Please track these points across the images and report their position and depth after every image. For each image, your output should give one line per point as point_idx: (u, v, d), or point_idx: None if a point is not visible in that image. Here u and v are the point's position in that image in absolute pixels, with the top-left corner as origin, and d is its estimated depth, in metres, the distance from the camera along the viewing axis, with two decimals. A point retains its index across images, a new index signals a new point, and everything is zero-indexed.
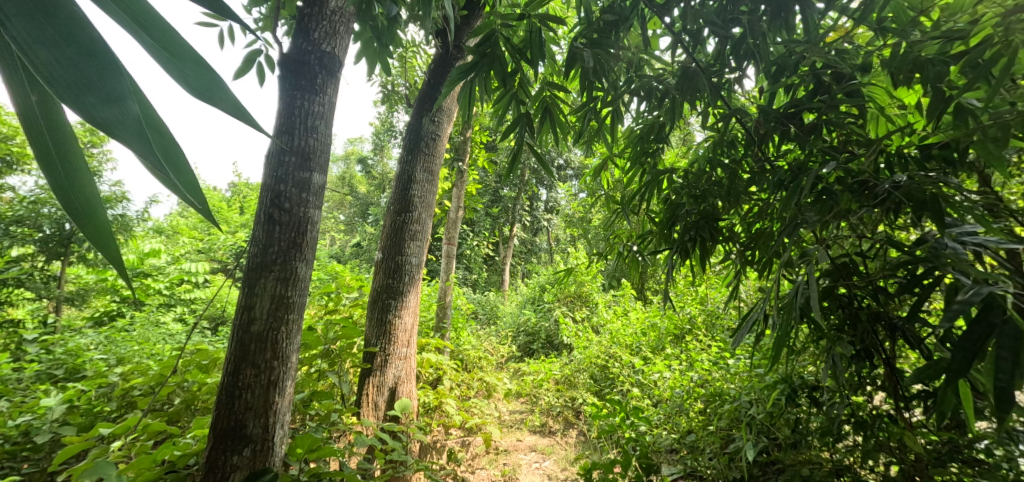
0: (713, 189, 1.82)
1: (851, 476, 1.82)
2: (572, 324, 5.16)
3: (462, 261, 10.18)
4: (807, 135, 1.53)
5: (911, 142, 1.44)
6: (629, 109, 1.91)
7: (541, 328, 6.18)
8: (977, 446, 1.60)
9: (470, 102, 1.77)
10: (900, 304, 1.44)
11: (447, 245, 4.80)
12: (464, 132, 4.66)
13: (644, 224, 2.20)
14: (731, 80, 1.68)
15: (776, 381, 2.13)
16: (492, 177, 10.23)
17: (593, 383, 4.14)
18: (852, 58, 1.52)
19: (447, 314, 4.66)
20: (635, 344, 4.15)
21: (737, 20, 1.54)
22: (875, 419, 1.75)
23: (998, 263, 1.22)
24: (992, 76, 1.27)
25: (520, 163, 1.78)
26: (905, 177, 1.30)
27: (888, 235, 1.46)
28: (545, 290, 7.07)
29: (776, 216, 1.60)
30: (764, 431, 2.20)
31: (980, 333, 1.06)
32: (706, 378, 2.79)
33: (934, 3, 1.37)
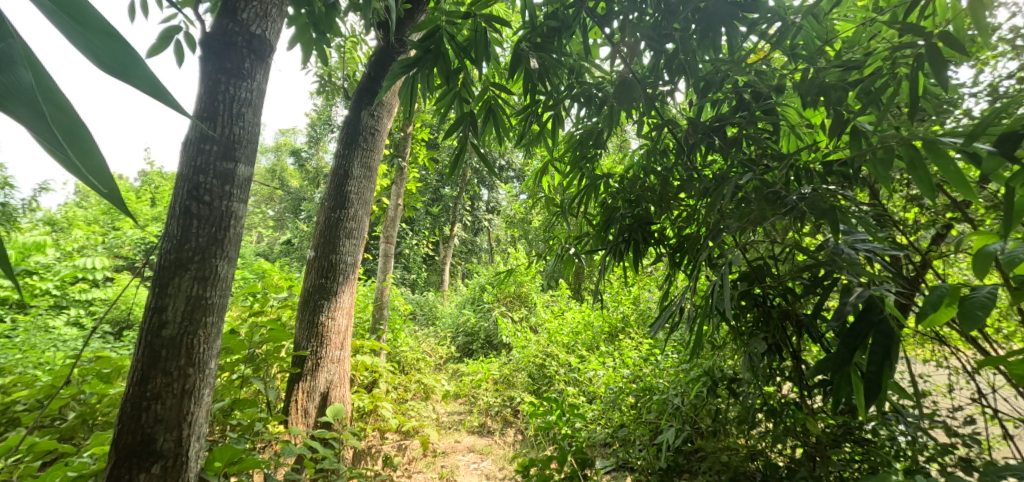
0: (645, 193, 1.91)
1: (763, 460, 1.98)
2: (510, 324, 5.22)
3: (400, 260, 9.99)
4: (729, 148, 1.65)
5: (818, 158, 1.59)
6: (569, 114, 1.95)
7: (480, 328, 6.19)
8: (867, 429, 1.79)
9: (411, 99, 1.74)
10: (805, 303, 1.58)
11: (384, 244, 4.69)
12: (405, 129, 4.58)
13: (581, 225, 2.26)
14: (664, 92, 1.77)
15: (699, 375, 2.27)
16: (433, 175, 10.10)
17: (531, 382, 4.20)
18: (769, 79, 1.65)
19: (384, 315, 4.56)
20: (572, 343, 4.25)
21: (671, 36, 1.63)
22: (783, 407, 1.88)
23: (884, 267, 1.36)
24: (882, 103, 1.42)
25: (463, 163, 1.78)
26: (811, 189, 1.43)
27: (796, 240, 1.59)
28: (484, 291, 7.09)
29: (702, 222, 1.70)
30: (688, 420, 2.34)
31: (871, 329, 1.17)
32: (638, 374, 2.91)
33: (837, 35, 1.52)
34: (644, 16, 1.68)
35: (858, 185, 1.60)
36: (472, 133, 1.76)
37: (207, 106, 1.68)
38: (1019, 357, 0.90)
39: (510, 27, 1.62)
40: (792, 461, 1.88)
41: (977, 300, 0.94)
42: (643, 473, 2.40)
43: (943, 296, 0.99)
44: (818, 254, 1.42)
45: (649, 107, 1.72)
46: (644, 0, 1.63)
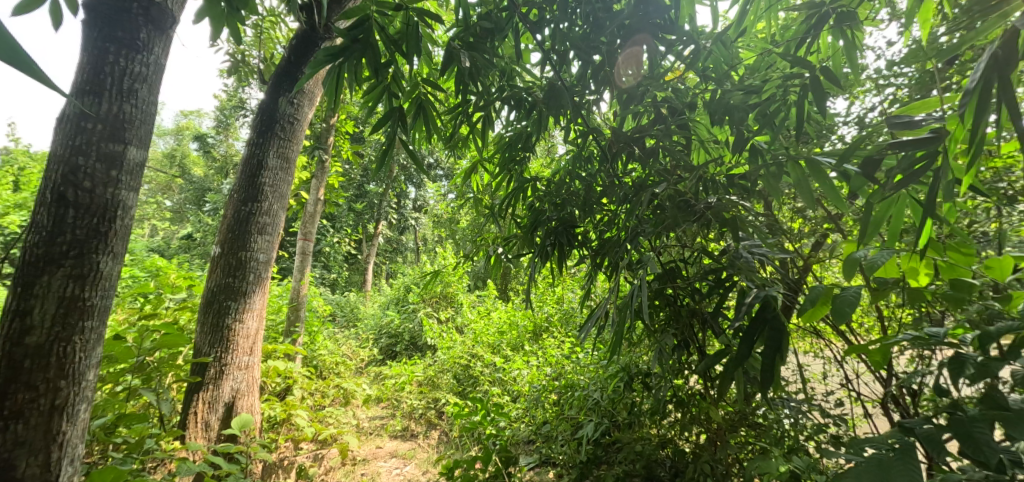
0: (570, 198, 1.98)
1: (672, 447, 2.19)
2: (436, 325, 5.17)
3: (319, 259, 9.53)
4: (648, 158, 1.75)
5: (722, 171, 1.74)
6: (499, 117, 1.98)
7: (405, 330, 6.07)
8: (760, 415, 1.98)
9: (336, 91, 1.68)
10: (710, 302, 1.71)
11: (302, 241, 4.47)
12: (328, 120, 4.39)
13: (509, 227, 2.29)
14: (590, 101, 1.85)
15: (616, 371, 2.38)
16: (357, 170, 9.75)
17: (456, 383, 4.19)
18: (683, 97, 1.77)
19: (300, 317, 4.34)
20: (497, 343, 4.29)
21: (598, 48, 1.70)
22: (690, 398, 2.02)
23: (774, 269, 1.51)
24: (777, 125, 1.58)
25: (390, 159, 1.74)
26: (716, 199, 1.55)
27: (703, 245, 1.72)
28: (409, 291, 6.96)
29: (622, 226, 1.80)
30: (606, 413, 2.44)
31: (765, 325, 1.29)
32: (560, 372, 3.00)
33: (742, 61, 1.66)
34: (574, 26, 1.74)
35: (755, 197, 1.77)
36: (401, 129, 1.72)
37: (90, 78, 1.53)
38: (877, 346, 1.03)
39: (443, 24, 1.62)
40: (698, 447, 2.06)
41: (846, 297, 1.07)
42: (566, 467, 2.50)
43: (819, 295, 1.12)
44: (721, 258, 1.55)
45: (576, 114, 1.78)
46: (574, 11, 1.69)
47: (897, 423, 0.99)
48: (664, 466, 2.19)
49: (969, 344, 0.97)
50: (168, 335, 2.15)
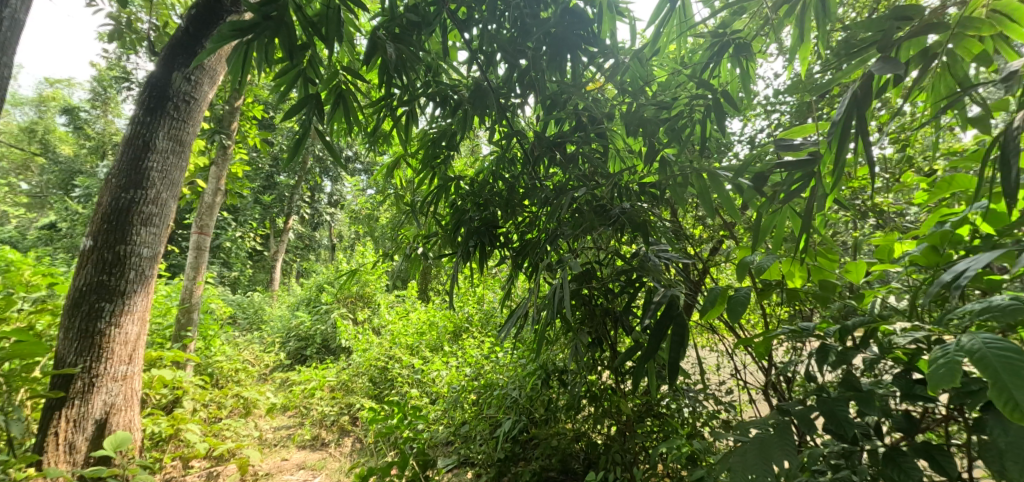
0: (494, 199, 2.00)
1: (585, 440, 2.33)
2: (351, 327, 4.99)
3: (219, 255, 8.78)
4: (568, 164, 1.83)
5: (635, 179, 1.85)
6: (423, 113, 1.95)
7: (316, 332, 5.77)
8: (664, 405, 2.13)
9: (244, 71, 1.55)
10: (622, 301, 1.81)
11: (197, 234, 4.08)
12: (233, 103, 4.06)
13: (429, 225, 2.23)
14: (515, 104, 1.88)
15: (534, 369, 2.43)
16: (265, 160, 9.11)
17: (372, 387, 4.06)
18: (602, 107, 1.87)
19: (193, 320, 3.98)
20: (415, 344, 4.22)
21: (524, 53, 1.74)
22: (603, 392, 2.13)
23: (678, 272, 1.64)
24: (684, 139, 1.72)
25: (304, 149, 1.64)
26: (630, 205, 1.66)
27: (617, 248, 1.82)
28: (322, 291, 6.64)
29: (541, 228, 1.87)
30: (524, 411, 2.48)
31: (671, 321, 1.38)
32: (478, 372, 3.00)
33: (655, 78, 1.78)
34: (501, 29, 1.76)
35: (663, 204, 1.91)
36: (318, 118, 1.63)
37: None
38: (761, 338, 1.18)
39: (367, 12, 1.56)
40: (608, 439, 2.17)
41: (738, 297, 1.19)
42: (484, 467, 2.53)
43: (717, 295, 1.24)
44: (632, 260, 1.65)
45: (501, 116, 1.80)
46: (502, 14, 1.70)
47: (777, 407, 1.12)
48: (577, 457, 2.37)
49: (833, 336, 1.11)
50: (22, 343, 1.91)
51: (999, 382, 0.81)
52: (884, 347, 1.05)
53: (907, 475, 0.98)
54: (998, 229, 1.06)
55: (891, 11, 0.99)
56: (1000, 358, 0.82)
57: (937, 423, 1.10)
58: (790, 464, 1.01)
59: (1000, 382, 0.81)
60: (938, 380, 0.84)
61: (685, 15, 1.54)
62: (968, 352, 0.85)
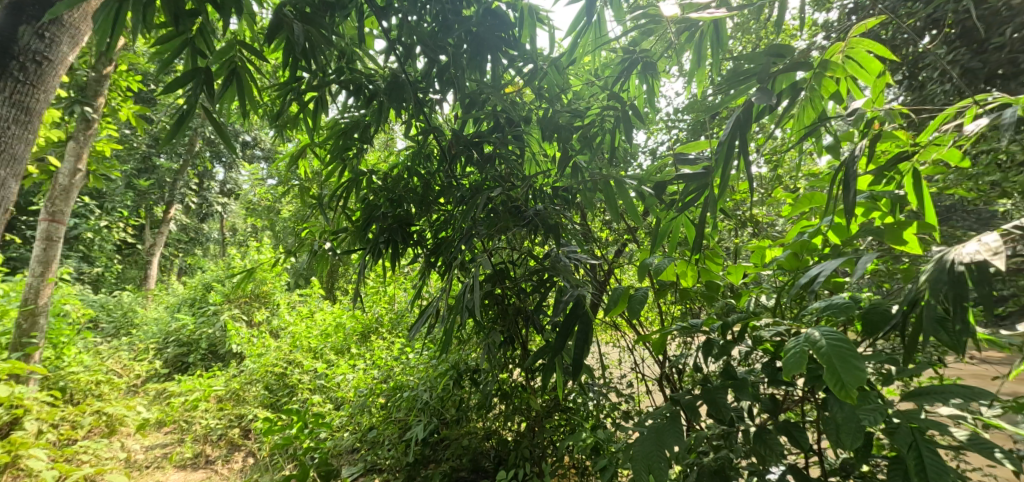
0: (408, 196, 1.94)
1: (497, 437, 2.37)
2: (244, 330, 4.56)
3: (77, 248, 7.60)
4: (485, 164, 1.84)
5: (548, 182, 1.91)
6: (334, 101, 1.84)
7: (203, 336, 5.20)
8: (571, 399, 2.21)
9: (116, 34, 1.34)
10: (533, 301, 1.85)
11: (47, 222, 3.48)
12: (102, 70, 3.53)
13: (338, 220, 2.10)
14: (433, 100, 1.85)
15: (445, 369, 2.40)
16: (141, 139, 8.06)
17: (268, 395, 3.73)
18: (520, 110, 1.90)
19: (37, 325, 3.44)
20: (320, 347, 3.95)
21: (444, 49, 1.72)
22: (514, 389, 2.17)
23: (586, 272, 1.71)
24: (595, 147, 1.80)
25: (190, 130, 1.45)
26: (542, 208, 1.70)
27: (530, 248, 1.86)
28: (212, 290, 6.03)
29: (456, 227, 1.87)
30: (434, 413, 2.44)
31: (577, 319, 1.43)
32: (388, 374, 2.84)
33: (570, 88, 1.87)
34: (422, 22, 1.74)
35: (575, 207, 1.99)
36: (208, 97, 1.45)
37: None
38: (656, 334, 1.29)
39: None
40: (519, 435, 2.21)
41: (638, 297, 1.28)
42: (392, 471, 2.46)
43: (620, 295, 1.33)
44: (543, 260, 1.70)
45: (418, 112, 1.77)
46: (424, 7, 1.69)
47: (670, 397, 1.21)
48: (488, 455, 2.41)
49: (716, 331, 1.25)
50: None
51: (830, 366, 0.94)
52: (755, 339, 1.19)
53: (772, 450, 1.13)
54: (843, 240, 1.24)
55: (768, 46, 1.09)
56: (831, 346, 0.96)
57: (796, 404, 1.27)
58: (681, 447, 1.10)
59: (831, 367, 0.94)
60: (786, 367, 0.97)
61: (600, 31, 1.63)
62: (810, 343, 0.98)
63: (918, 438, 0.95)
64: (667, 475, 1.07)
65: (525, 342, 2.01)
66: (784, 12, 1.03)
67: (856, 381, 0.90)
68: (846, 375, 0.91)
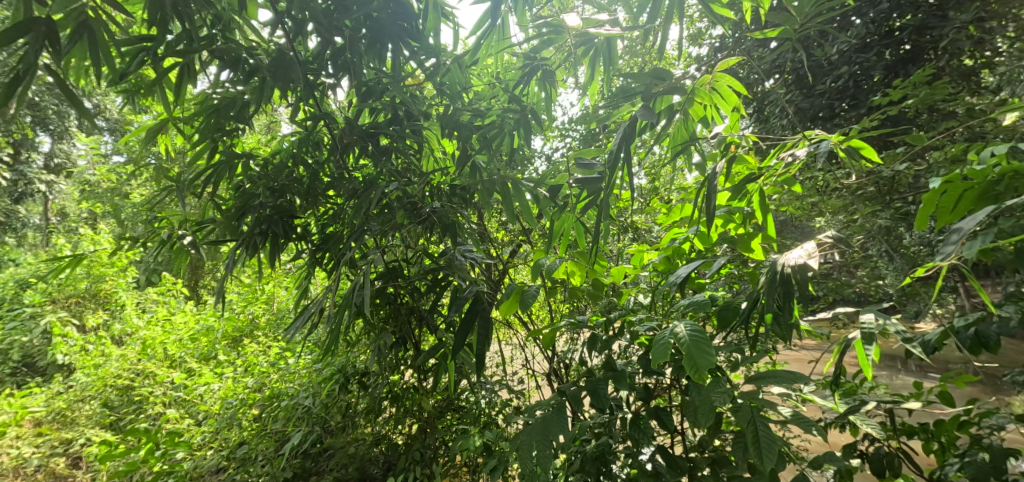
0: (291, 186, 1.74)
1: (386, 443, 2.23)
2: (78, 335, 3.43)
3: None
4: (380, 157, 1.74)
5: (446, 180, 1.87)
6: (206, 72, 1.59)
7: (13, 342, 4.00)
8: (463, 398, 2.18)
9: None
10: (427, 301, 1.79)
11: None
12: None
13: (205, 206, 1.81)
14: (325, 84, 1.70)
15: (331, 373, 2.21)
16: None
17: (106, 413, 2.87)
18: (420, 105, 1.83)
19: None
20: (178, 355, 3.06)
21: (340, 30, 1.58)
22: (405, 392, 2.08)
23: (482, 273, 1.70)
24: (496, 148, 1.79)
25: (21, 92, 1.15)
26: (440, 206, 1.67)
27: (426, 247, 1.80)
28: (24, 287, 4.83)
29: (347, 221, 1.74)
30: (318, 421, 2.24)
31: (477, 316, 1.40)
32: (263, 382, 2.48)
33: (471, 87, 1.84)
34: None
35: (473, 207, 1.98)
36: (50, 51, 1.17)
37: None
38: (547, 329, 1.37)
39: None
40: (409, 437, 2.14)
41: (531, 293, 1.33)
42: None
43: (513, 292, 1.37)
44: (438, 259, 1.66)
45: (309, 95, 1.62)
46: None
47: (556, 389, 1.28)
48: (377, 462, 2.31)
49: (601, 327, 1.34)
50: None
51: (689, 354, 1.06)
52: (631, 335, 1.30)
53: (643, 433, 1.23)
54: (707, 246, 1.40)
55: (652, 69, 1.15)
56: (691, 336, 1.09)
57: (665, 391, 1.42)
58: (565, 437, 1.17)
59: (689, 354, 1.06)
60: (653, 357, 1.08)
61: (504, 34, 1.64)
62: (674, 335, 1.11)
63: (755, 413, 1.10)
64: (553, 463, 1.14)
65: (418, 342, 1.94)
66: (666, 42, 1.09)
67: (707, 363, 1.03)
68: (699, 359, 1.04)
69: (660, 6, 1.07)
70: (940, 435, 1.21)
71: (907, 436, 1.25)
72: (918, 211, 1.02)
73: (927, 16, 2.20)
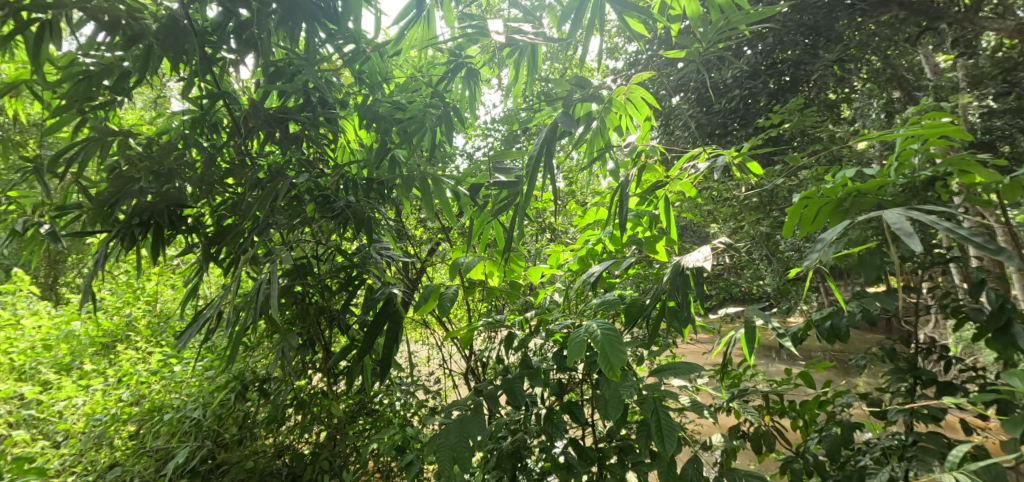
0: (179, 170, 1.53)
1: (291, 453, 2.00)
2: None
3: None
4: (289, 145, 1.61)
5: (361, 174, 1.76)
6: (75, 33, 1.35)
7: None
8: (377, 401, 2.08)
9: None
10: (339, 299, 1.69)
11: None
12: None
13: (66, 189, 1.53)
14: (226, 60, 1.52)
15: (226, 382, 2.00)
16: None
17: None
18: (335, 92, 1.71)
19: None
20: (23, 367, 2.35)
21: (245, 2, 1.43)
22: (312, 398, 1.95)
23: (398, 271, 1.65)
24: (415, 143, 1.71)
25: None
26: (354, 200, 1.60)
27: (338, 243, 1.69)
28: None
29: (246, 213, 1.55)
30: (208, 435, 1.99)
31: (388, 318, 1.34)
32: (142, 394, 2.15)
33: (393, 77, 1.75)
34: None
35: (390, 202, 1.90)
36: None
37: None
38: (465, 329, 1.36)
39: None
40: (317, 446, 1.99)
41: (448, 294, 1.30)
42: None
43: (430, 293, 1.34)
44: (352, 256, 1.60)
45: (205, 71, 1.46)
46: None
47: (474, 388, 1.28)
48: (279, 476, 1.95)
49: (517, 326, 1.37)
50: None
51: (603, 352, 1.10)
52: (547, 332, 1.33)
53: (556, 427, 1.27)
54: (617, 248, 1.49)
55: (573, 77, 1.26)
56: (604, 335, 1.13)
57: (577, 385, 1.48)
58: (482, 435, 1.16)
59: (603, 351, 1.10)
60: (569, 354, 1.11)
61: (429, 27, 1.59)
62: (588, 334, 1.14)
63: (659, 403, 1.18)
64: (470, 462, 1.13)
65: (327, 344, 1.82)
66: (587, 53, 1.13)
67: (620, 361, 1.08)
68: (613, 357, 1.08)
69: (581, 18, 1.11)
70: (804, 413, 1.39)
71: (779, 415, 1.43)
72: (785, 221, 1.18)
73: (802, 54, 2.54)
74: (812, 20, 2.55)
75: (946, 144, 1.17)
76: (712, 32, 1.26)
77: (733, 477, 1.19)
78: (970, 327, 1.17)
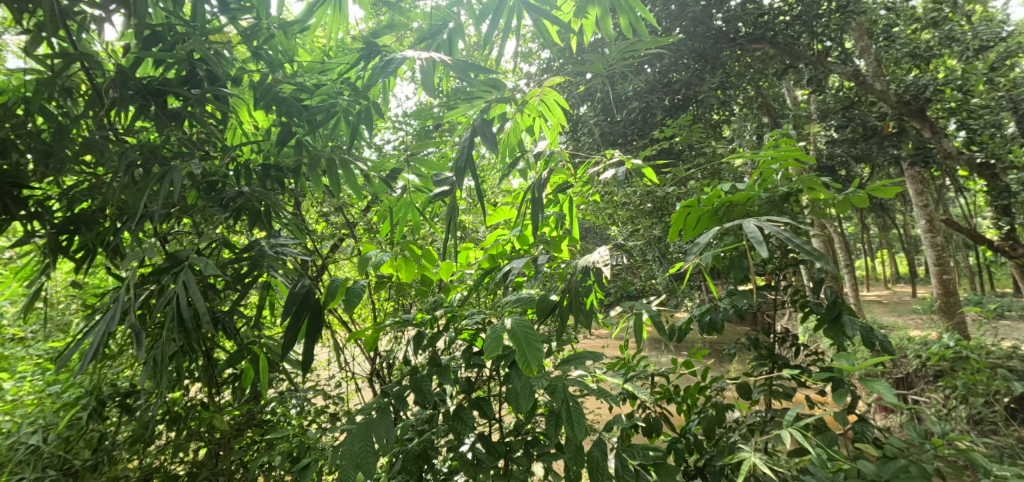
0: (17, 141, 1.26)
1: (160, 476, 1.72)
2: None
3: None
4: (167, 121, 1.41)
5: (256, 159, 1.60)
6: None
7: None
8: (267, 411, 1.91)
9: None
10: (222, 299, 1.50)
11: None
12: None
13: None
14: (88, 16, 1.31)
15: (75, 397, 1.67)
16: None
17: None
18: (227, 67, 1.52)
19: None
20: None
21: None
22: (188, 411, 1.73)
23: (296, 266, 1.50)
24: (319, 131, 1.58)
25: None
26: (246, 188, 1.47)
27: (224, 235, 1.52)
28: None
29: (109, 199, 1.34)
30: (50, 464, 1.60)
31: (308, 310, 1.20)
32: None
33: (295, 57, 1.60)
34: None
35: (288, 193, 1.75)
36: None
37: None
38: (372, 327, 1.26)
39: None
40: (194, 465, 1.76)
41: (356, 291, 1.21)
42: None
43: (337, 289, 1.24)
44: (241, 250, 1.43)
45: (59, 25, 1.24)
46: None
47: (380, 391, 1.22)
48: None
49: (426, 324, 1.32)
50: None
51: (519, 348, 1.11)
52: (458, 330, 1.32)
53: (465, 423, 1.25)
54: (524, 247, 1.54)
55: (489, 79, 1.29)
56: (521, 330, 1.15)
57: (485, 382, 1.49)
58: (389, 438, 1.11)
59: (519, 347, 1.12)
60: (487, 350, 1.11)
61: (341, 7, 1.48)
62: (506, 330, 1.16)
63: (567, 391, 1.19)
64: (376, 467, 1.07)
65: (209, 349, 1.62)
66: (504, 54, 1.15)
67: (535, 358, 1.10)
68: (530, 354, 1.10)
69: (498, 20, 1.13)
70: (687, 398, 1.55)
71: (665, 401, 1.57)
72: (670, 225, 1.31)
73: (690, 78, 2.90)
74: (701, 48, 3.02)
75: (799, 167, 1.38)
76: (622, 49, 1.35)
77: (631, 452, 1.29)
78: (813, 319, 1.38)
